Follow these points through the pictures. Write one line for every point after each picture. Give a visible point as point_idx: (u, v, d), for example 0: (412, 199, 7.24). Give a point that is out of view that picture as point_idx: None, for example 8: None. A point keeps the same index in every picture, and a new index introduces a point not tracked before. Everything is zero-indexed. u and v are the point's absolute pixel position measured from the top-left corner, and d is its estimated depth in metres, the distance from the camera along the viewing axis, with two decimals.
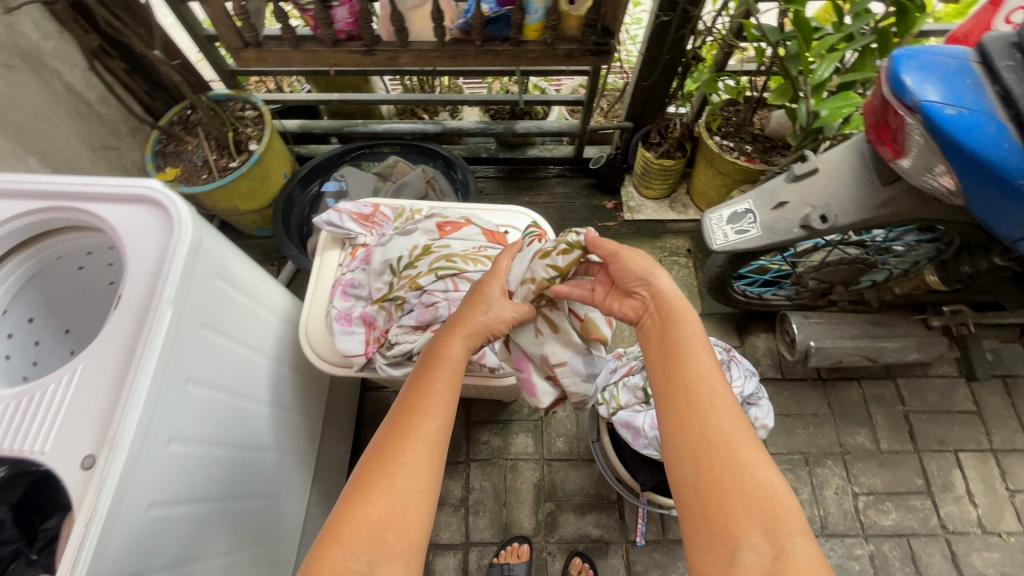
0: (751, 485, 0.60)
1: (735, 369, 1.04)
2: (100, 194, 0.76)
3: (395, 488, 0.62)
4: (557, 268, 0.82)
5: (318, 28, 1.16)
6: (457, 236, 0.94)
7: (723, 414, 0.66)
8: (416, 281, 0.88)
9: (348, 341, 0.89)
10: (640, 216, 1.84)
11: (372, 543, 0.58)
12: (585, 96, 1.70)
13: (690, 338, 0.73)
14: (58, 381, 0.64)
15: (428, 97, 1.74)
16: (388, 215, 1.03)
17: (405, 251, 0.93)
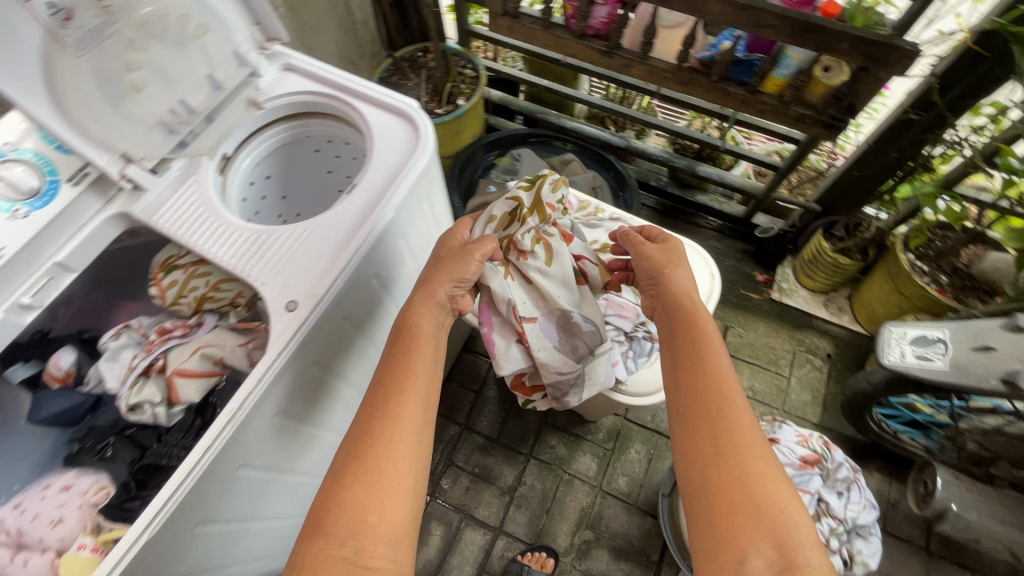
0: (764, 498, 0.58)
1: (856, 494, 0.93)
2: (368, 96, 0.87)
3: (378, 468, 0.63)
4: (517, 201, 0.88)
5: (574, 19, 1.24)
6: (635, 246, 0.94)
7: (739, 425, 0.64)
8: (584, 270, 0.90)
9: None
10: (789, 301, 1.74)
11: (354, 529, 0.59)
12: (782, 163, 1.64)
13: (704, 355, 0.71)
14: (290, 233, 0.76)
15: (626, 111, 1.78)
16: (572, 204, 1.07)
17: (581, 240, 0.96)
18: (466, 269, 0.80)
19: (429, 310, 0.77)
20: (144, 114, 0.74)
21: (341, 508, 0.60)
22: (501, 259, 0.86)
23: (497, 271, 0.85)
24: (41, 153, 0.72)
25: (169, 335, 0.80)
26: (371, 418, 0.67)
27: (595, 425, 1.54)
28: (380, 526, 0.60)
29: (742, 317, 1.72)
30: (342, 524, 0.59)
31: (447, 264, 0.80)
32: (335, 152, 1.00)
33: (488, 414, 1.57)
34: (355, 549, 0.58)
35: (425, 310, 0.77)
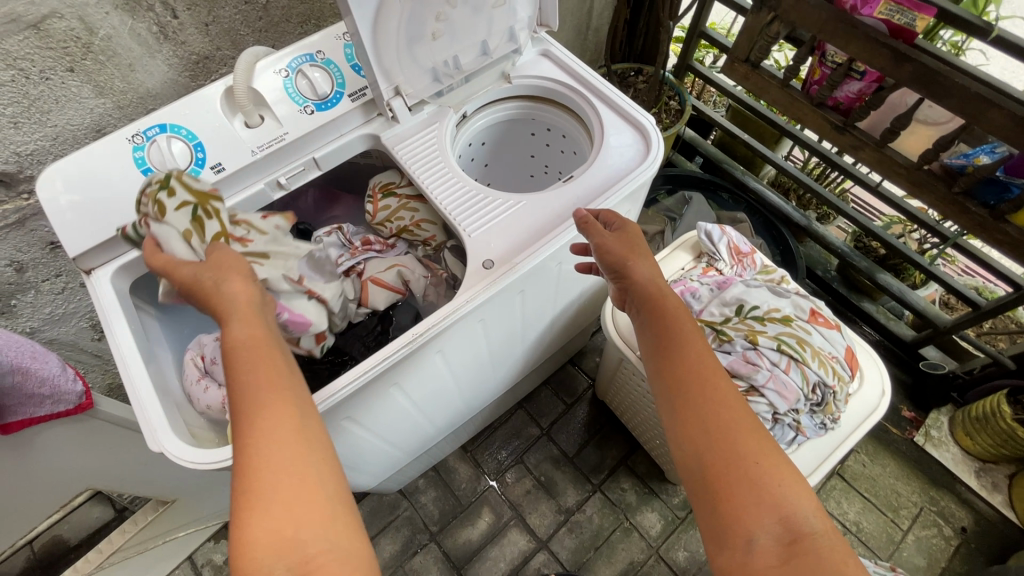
0: (761, 478, 0.57)
1: None
2: (610, 101, 0.91)
3: (270, 485, 0.48)
4: (190, 195, 0.68)
5: (819, 85, 1.19)
6: (821, 331, 0.87)
7: (724, 410, 0.61)
8: (755, 335, 0.85)
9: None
10: (934, 451, 1.53)
11: (273, 555, 0.45)
12: (985, 302, 1.45)
13: (682, 350, 0.66)
14: (505, 200, 0.82)
15: (821, 191, 1.67)
16: (756, 264, 1.03)
17: (763, 304, 0.89)
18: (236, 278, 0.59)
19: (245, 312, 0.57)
20: (426, 59, 0.83)
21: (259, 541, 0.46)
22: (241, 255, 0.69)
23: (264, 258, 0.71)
24: (338, 66, 0.84)
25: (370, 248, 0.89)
26: (241, 423, 0.51)
27: (673, 488, 1.47)
28: (304, 532, 0.47)
29: (872, 446, 1.54)
30: (261, 556, 0.45)
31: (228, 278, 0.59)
32: (549, 141, 1.06)
33: (571, 431, 1.56)
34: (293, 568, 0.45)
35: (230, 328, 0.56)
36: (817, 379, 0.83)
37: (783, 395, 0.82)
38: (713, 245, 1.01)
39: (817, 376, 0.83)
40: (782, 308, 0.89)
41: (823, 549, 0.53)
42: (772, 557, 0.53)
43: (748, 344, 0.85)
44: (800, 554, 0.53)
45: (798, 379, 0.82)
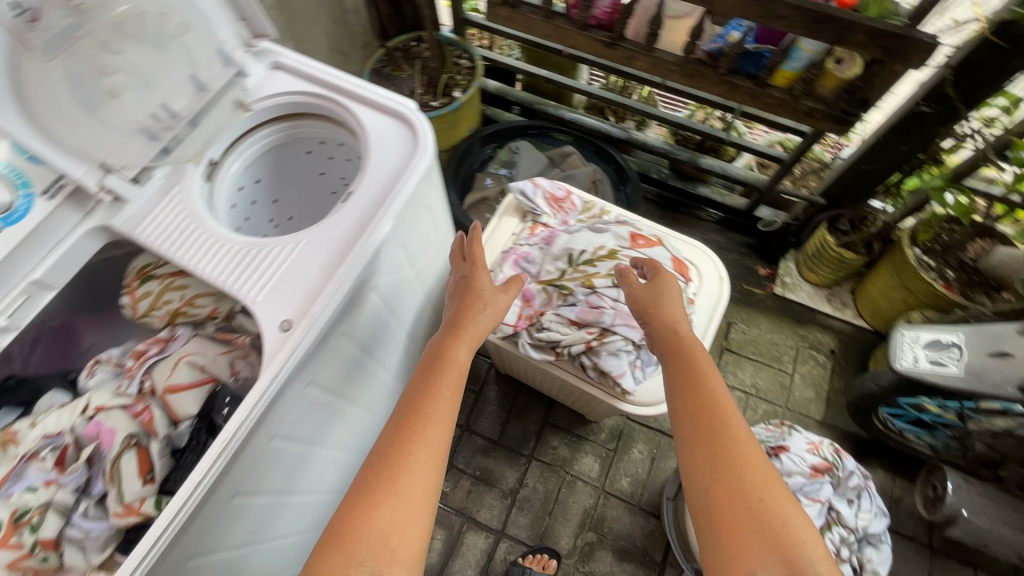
0: (769, 516, 0.58)
1: (867, 503, 0.92)
2: (360, 96, 0.82)
3: (407, 490, 0.62)
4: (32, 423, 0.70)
5: (576, 9, 1.18)
6: (646, 253, 0.90)
7: (734, 442, 0.65)
8: (592, 280, 0.87)
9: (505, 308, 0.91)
10: (792, 296, 1.72)
11: (377, 548, 0.58)
12: (786, 156, 1.60)
13: (698, 380, 0.72)
14: (282, 247, 0.72)
15: (627, 102, 1.72)
16: (576, 205, 1.04)
17: (589, 247, 0.91)
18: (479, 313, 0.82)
19: (468, 322, 0.81)
20: (120, 120, 0.68)
21: (366, 526, 0.59)
22: (70, 426, 0.70)
23: (97, 396, 0.73)
24: (12, 164, 0.63)
25: (146, 355, 0.77)
26: (406, 437, 0.66)
27: (597, 425, 1.53)
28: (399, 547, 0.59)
29: (745, 312, 1.69)
30: (367, 543, 0.58)
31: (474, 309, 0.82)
32: (327, 154, 0.96)
33: (488, 415, 1.54)
34: (376, 563, 0.57)
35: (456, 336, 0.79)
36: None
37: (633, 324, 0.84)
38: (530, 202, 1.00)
39: None
40: (607, 243, 0.91)
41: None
42: None
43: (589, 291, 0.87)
44: None
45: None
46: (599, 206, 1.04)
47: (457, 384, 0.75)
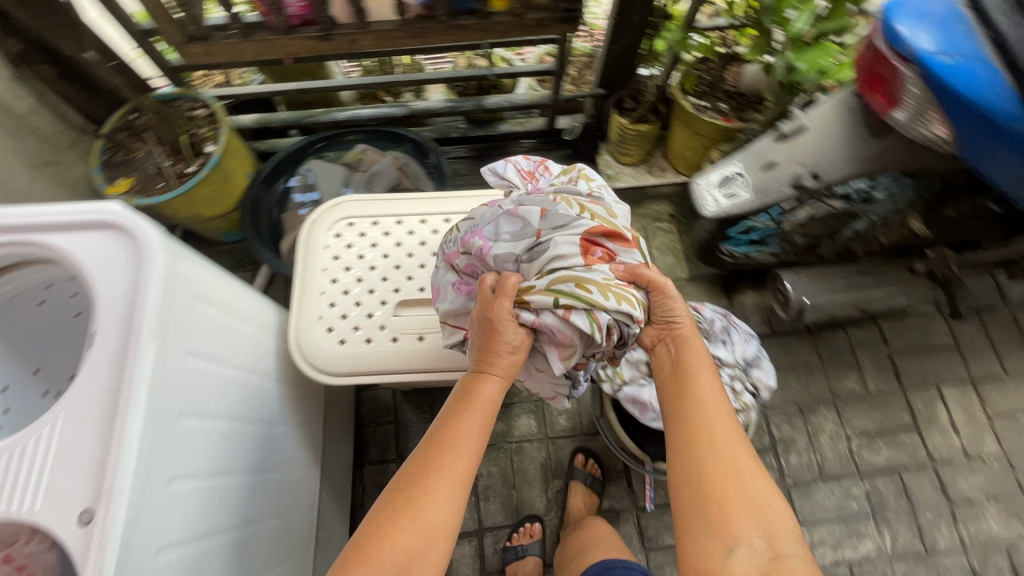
0: (749, 492, 0.70)
1: (735, 334, 1.03)
2: (49, 224, 0.68)
3: (433, 494, 0.69)
4: None
5: (268, 15, 1.08)
6: (599, 265, 0.78)
7: (728, 435, 0.74)
8: (527, 298, 0.76)
9: (450, 313, 0.85)
10: (620, 184, 1.80)
11: (399, 547, 0.65)
12: (553, 65, 1.66)
13: (692, 381, 0.80)
14: (39, 434, 0.59)
15: (390, 79, 1.65)
16: (551, 170, 0.96)
17: (531, 257, 0.80)
18: (505, 340, 0.76)
19: (495, 362, 0.77)
20: None
21: (420, 513, 0.67)
22: None
23: None
24: None
25: None
26: (443, 441, 0.72)
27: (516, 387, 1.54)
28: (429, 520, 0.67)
29: None
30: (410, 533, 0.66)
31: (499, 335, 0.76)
32: (67, 291, 0.83)
33: (416, 436, 1.50)
34: (421, 534, 0.67)
35: (485, 371, 0.77)
36: (618, 315, 0.75)
37: (560, 344, 0.77)
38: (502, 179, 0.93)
39: (610, 313, 0.74)
40: (553, 259, 0.77)
41: (795, 567, 0.65)
42: (749, 565, 0.65)
43: (526, 312, 0.76)
44: (779, 567, 0.64)
45: (583, 325, 0.73)
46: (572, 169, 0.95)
47: (486, 413, 0.75)
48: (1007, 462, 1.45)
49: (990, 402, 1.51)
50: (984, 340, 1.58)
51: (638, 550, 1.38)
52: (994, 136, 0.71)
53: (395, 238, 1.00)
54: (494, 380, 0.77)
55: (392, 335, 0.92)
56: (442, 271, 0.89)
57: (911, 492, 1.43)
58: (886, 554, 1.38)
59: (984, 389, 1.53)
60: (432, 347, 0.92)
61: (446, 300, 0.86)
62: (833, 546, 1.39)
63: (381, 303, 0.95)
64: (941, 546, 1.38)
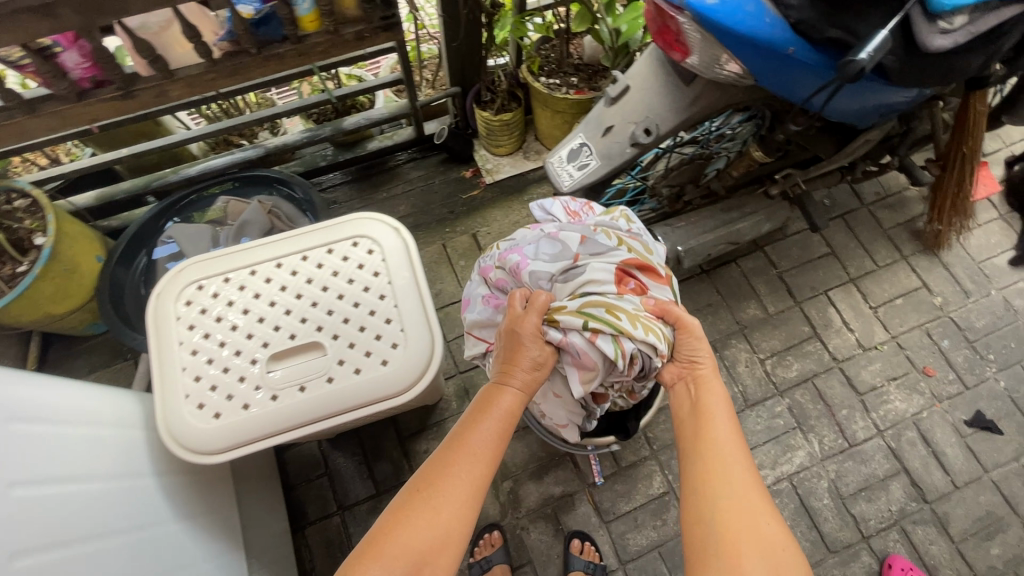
0: (757, 527, 0.74)
1: None
2: None
3: (452, 493, 0.78)
4: None
5: (51, 84, 0.98)
6: (625, 297, 0.95)
7: (741, 473, 0.79)
8: (557, 318, 0.91)
9: (477, 322, 1.08)
10: (501, 176, 1.81)
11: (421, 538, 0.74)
12: (401, 74, 1.64)
13: (706, 415, 0.88)
14: None
15: (235, 122, 1.57)
16: (595, 209, 1.15)
17: (565, 286, 0.97)
18: (530, 354, 0.91)
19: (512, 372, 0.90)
20: None
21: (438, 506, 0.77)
22: None
23: None
24: None
25: None
26: (465, 450, 0.82)
27: (444, 402, 1.50)
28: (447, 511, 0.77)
29: (479, 217, 1.76)
30: (430, 525, 0.75)
31: (523, 351, 0.91)
32: None
33: (353, 481, 1.43)
34: (435, 523, 0.76)
35: (504, 383, 0.90)
36: (641, 344, 0.90)
37: (584, 368, 0.91)
38: (548, 212, 1.10)
39: (635, 341, 0.89)
40: (580, 286, 0.95)
41: None
42: None
43: (554, 329, 0.91)
44: None
45: (607, 347, 0.88)
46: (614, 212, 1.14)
47: (501, 427, 0.87)
48: (896, 345, 1.59)
49: (871, 295, 1.65)
50: (854, 240, 1.72)
51: (598, 526, 1.40)
52: (776, 60, 0.77)
53: (253, 290, 0.93)
54: (512, 390, 0.90)
55: (270, 393, 0.86)
56: (476, 284, 1.13)
57: (826, 395, 1.54)
58: (817, 459, 1.47)
59: (864, 285, 1.67)
60: (316, 395, 0.87)
61: (475, 310, 1.09)
62: (772, 465, 1.47)
63: (252, 363, 0.88)
64: (860, 436, 1.50)
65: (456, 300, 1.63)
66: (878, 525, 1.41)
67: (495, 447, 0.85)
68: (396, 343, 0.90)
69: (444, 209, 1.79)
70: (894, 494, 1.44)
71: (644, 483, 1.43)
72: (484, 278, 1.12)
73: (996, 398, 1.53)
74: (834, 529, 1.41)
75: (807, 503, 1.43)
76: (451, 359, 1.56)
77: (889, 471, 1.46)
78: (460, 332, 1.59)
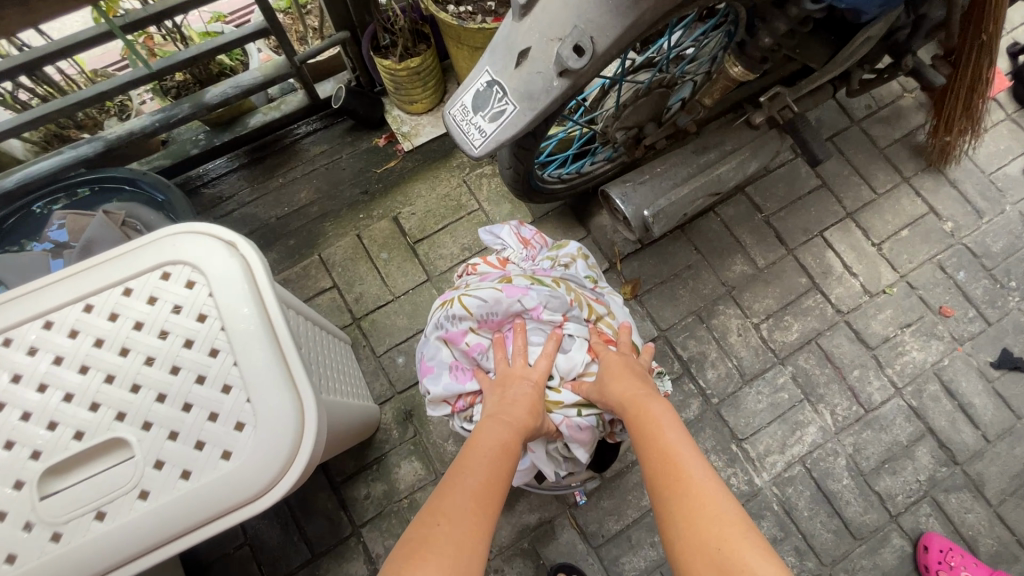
0: (725, 559, 0.52)
1: (573, 344, 0.96)
2: None
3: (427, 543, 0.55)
4: None
5: None
6: None
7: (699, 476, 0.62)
8: (557, 403, 0.92)
9: (444, 392, 0.95)
10: (421, 140, 1.46)
11: None
12: (265, 20, 1.26)
13: (650, 426, 0.72)
14: None
15: (49, 110, 1.18)
16: (544, 241, 1.13)
17: (563, 365, 0.94)
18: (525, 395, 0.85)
19: (507, 413, 0.81)
20: None
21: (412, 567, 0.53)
22: None
23: None
24: None
25: None
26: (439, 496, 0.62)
27: (382, 432, 1.22)
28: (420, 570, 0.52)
29: (401, 194, 1.42)
30: None
31: (515, 400, 0.84)
32: None
33: (282, 546, 1.15)
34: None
35: (492, 424, 0.77)
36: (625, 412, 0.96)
37: (583, 441, 0.93)
38: (502, 241, 1.11)
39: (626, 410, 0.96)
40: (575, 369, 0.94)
41: None
42: None
43: (555, 415, 0.92)
44: None
45: (591, 421, 0.92)
46: (569, 246, 1.10)
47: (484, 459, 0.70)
48: (907, 285, 1.36)
49: (873, 230, 1.40)
50: (847, 166, 1.45)
51: (587, 554, 1.16)
52: None
53: (8, 372, 0.60)
54: (507, 428, 0.77)
55: (49, 532, 0.56)
56: (441, 350, 0.97)
57: (833, 356, 1.30)
58: (832, 433, 1.25)
59: (864, 218, 1.41)
60: (120, 525, 0.56)
61: (442, 377, 0.96)
62: (780, 449, 1.24)
63: (14, 489, 0.57)
64: (877, 399, 1.28)
65: (382, 303, 1.32)
66: (907, 500, 1.21)
67: (505, 467, 0.70)
68: (241, 423, 0.60)
69: (355, 189, 1.44)
70: (921, 461, 1.24)
71: (636, 494, 1.19)
72: (451, 343, 0.97)
73: (1023, 331, 1.32)
74: (858, 513, 1.20)
75: (825, 487, 1.22)
76: (384, 378, 1.26)
77: (914, 435, 1.25)
78: (391, 343, 1.28)
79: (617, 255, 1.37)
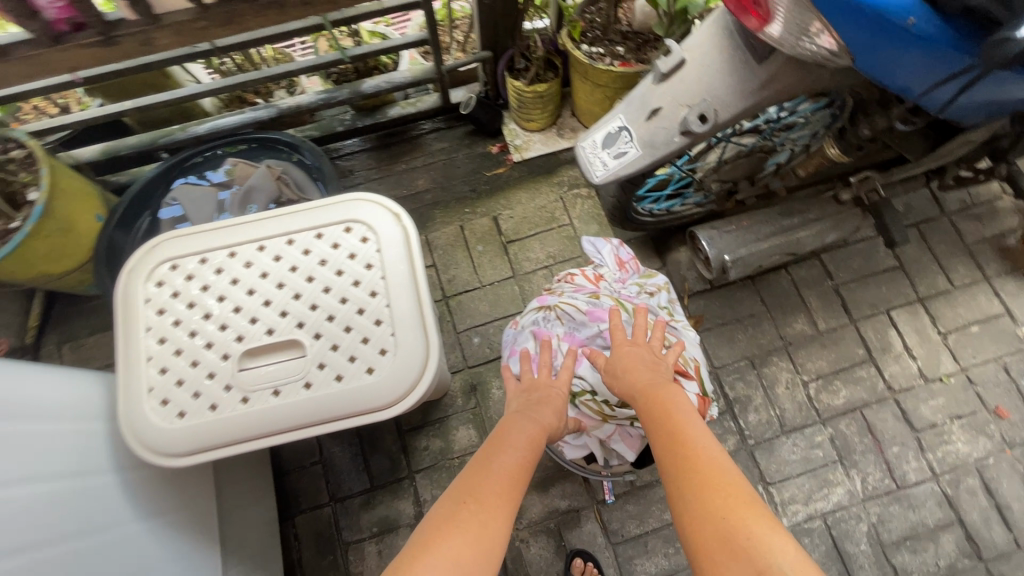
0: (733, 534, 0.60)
1: None
2: None
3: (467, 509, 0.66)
4: None
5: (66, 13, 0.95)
6: None
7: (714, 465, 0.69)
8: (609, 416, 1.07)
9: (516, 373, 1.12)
10: (531, 154, 1.65)
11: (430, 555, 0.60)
12: (426, 31, 1.48)
13: (673, 421, 0.78)
14: None
15: (247, 77, 1.46)
16: (637, 269, 1.28)
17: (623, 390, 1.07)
18: (549, 404, 0.91)
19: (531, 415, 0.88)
20: None
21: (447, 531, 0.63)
22: None
23: None
24: None
25: None
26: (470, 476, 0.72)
27: (448, 398, 1.40)
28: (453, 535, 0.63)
29: (504, 198, 1.61)
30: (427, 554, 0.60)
31: (539, 406, 0.90)
32: None
33: (348, 472, 1.35)
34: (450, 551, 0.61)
35: (515, 421, 0.85)
36: None
37: (631, 442, 1.10)
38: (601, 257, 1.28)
39: None
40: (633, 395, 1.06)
41: None
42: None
43: (608, 423, 1.08)
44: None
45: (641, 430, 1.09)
46: (656, 278, 1.24)
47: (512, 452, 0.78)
48: (965, 378, 1.39)
49: (941, 319, 1.44)
50: (927, 254, 1.50)
51: (605, 547, 1.28)
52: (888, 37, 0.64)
53: (230, 275, 0.82)
54: (530, 425, 0.85)
55: (240, 395, 0.76)
56: (526, 338, 1.15)
57: (875, 429, 1.36)
58: (858, 498, 1.31)
59: (934, 306, 1.46)
60: (288, 402, 0.76)
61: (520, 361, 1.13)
62: (804, 501, 1.31)
63: (222, 358, 0.78)
64: (911, 479, 1.32)
65: (470, 288, 1.51)
66: None
67: (530, 458, 0.78)
68: (384, 349, 0.78)
69: (465, 186, 1.65)
70: (944, 547, 1.27)
71: (659, 507, 1.30)
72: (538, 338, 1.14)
73: None
74: None
75: (841, 546, 1.28)
76: (459, 352, 1.44)
77: (941, 521, 1.29)
78: (471, 323, 1.47)
79: (686, 290, 1.49)
